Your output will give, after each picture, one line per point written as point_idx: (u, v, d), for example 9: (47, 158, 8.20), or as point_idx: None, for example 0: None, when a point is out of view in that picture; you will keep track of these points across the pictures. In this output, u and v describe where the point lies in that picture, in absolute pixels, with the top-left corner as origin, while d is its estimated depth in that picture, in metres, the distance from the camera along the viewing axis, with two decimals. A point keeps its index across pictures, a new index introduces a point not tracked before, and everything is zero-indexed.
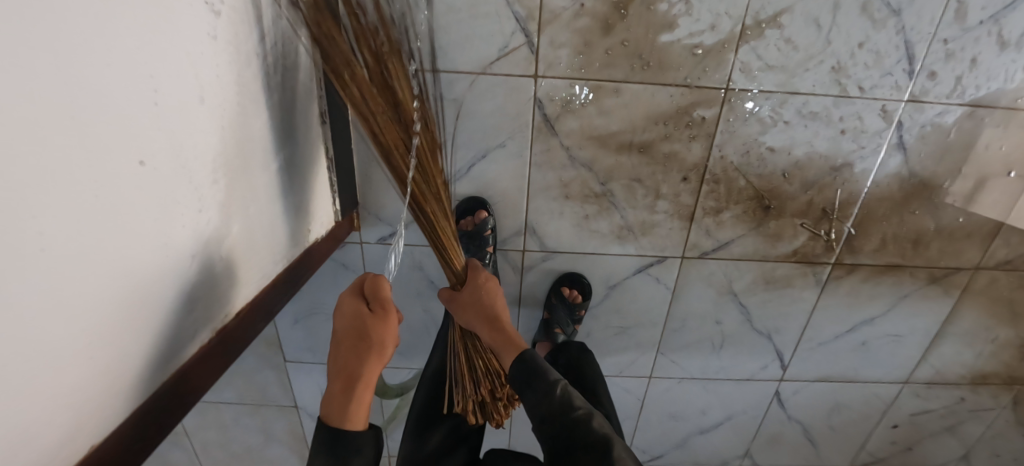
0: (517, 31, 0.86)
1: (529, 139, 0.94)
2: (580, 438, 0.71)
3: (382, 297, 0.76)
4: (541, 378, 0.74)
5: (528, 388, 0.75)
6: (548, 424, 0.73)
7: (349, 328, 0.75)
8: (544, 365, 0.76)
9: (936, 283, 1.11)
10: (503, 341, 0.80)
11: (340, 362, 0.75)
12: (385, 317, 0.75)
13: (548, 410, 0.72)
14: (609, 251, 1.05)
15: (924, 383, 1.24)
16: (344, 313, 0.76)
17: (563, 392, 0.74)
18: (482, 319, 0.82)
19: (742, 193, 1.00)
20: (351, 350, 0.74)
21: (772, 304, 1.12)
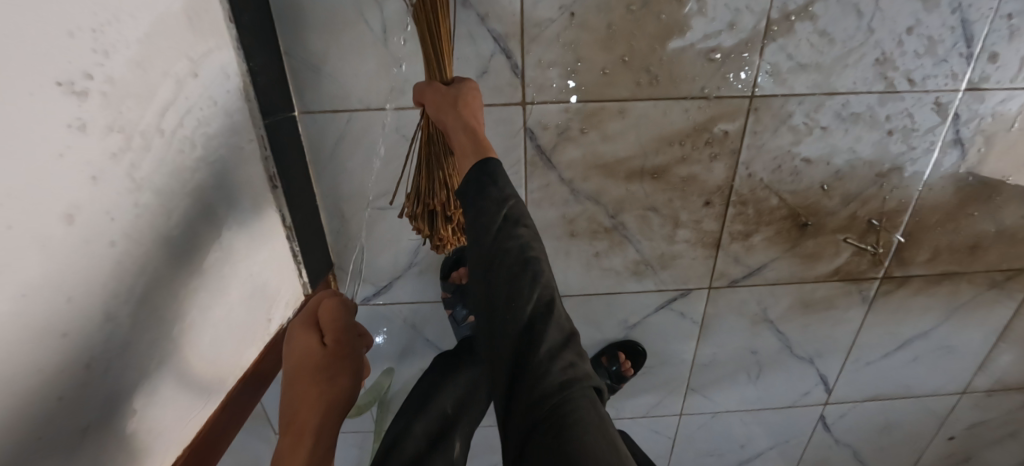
0: (497, 53, 0.72)
1: (522, 176, 0.81)
2: (513, 267, 0.54)
3: (336, 325, 0.66)
4: (497, 186, 0.55)
5: (475, 193, 0.55)
6: (480, 242, 0.54)
7: (298, 362, 0.63)
8: (504, 176, 0.56)
9: (996, 288, 0.98)
10: (471, 135, 0.58)
11: (287, 409, 0.61)
12: (339, 350, 0.64)
13: (486, 223, 0.53)
14: (626, 289, 0.92)
15: (984, 392, 1.12)
16: (294, 349, 0.64)
17: (511, 212, 0.55)
18: (453, 103, 0.58)
19: (775, 213, 0.86)
20: (300, 392, 0.61)
21: (812, 328, 0.99)
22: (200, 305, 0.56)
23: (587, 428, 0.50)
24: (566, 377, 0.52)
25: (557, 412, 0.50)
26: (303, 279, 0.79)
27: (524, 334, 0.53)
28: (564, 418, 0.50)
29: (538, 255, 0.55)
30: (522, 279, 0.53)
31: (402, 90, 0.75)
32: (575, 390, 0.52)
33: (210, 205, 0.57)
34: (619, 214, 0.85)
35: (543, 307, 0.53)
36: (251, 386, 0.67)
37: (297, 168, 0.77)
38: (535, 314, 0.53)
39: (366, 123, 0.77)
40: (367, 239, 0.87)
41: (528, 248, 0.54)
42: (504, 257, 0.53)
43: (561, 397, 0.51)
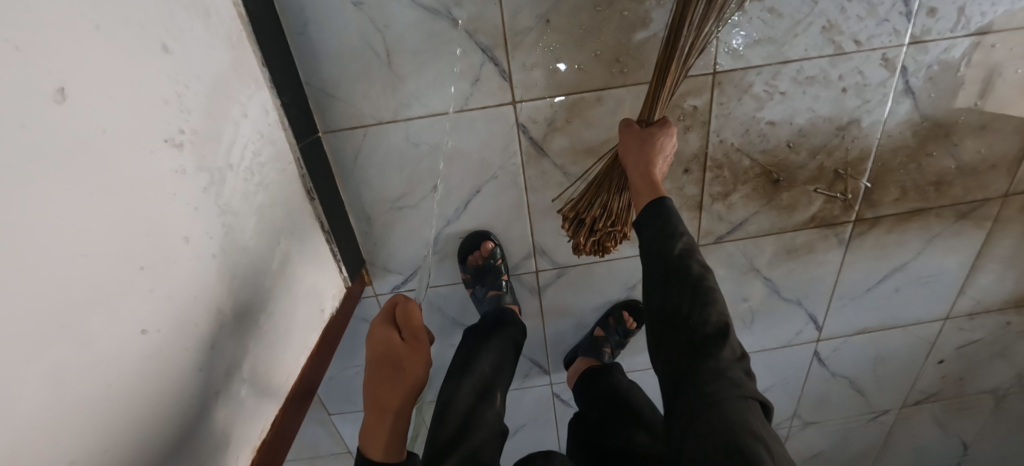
0: (485, 62, 0.83)
1: (520, 165, 0.92)
2: (691, 286, 0.68)
3: (411, 324, 0.79)
4: (672, 224, 0.71)
5: (652, 227, 0.72)
6: (666, 262, 0.70)
7: (384, 353, 0.79)
8: (676, 215, 0.72)
9: (964, 219, 1.07)
10: (648, 179, 0.74)
11: (374, 388, 0.79)
12: (414, 346, 0.79)
13: (667, 249, 0.70)
14: (624, 255, 1.04)
15: (966, 315, 1.22)
16: (377, 340, 0.79)
17: (686, 249, 0.70)
18: (645, 146, 0.74)
19: (750, 174, 0.96)
20: (382, 377, 0.79)
21: (796, 273, 1.10)
22: (274, 301, 0.69)
23: (747, 421, 0.60)
24: (734, 384, 0.63)
25: (728, 411, 0.61)
26: (342, 274, 0.92)
27: (701, 341, 0.66)
28: (734, 417, 0.60)
29: (713, 286, 0.69)
30: (699, 299, 0.67)
31: (408, 102, 0.87)
32: (742, 397, 0.62)
33: (271, 222, 0.70)
34: None
35: (717, 322, 0.67)
36: (318, 362, 0.80)
37: (327, 180, 0.90)
38: (712, 327, 0.66)
39: (381, 134, 0.89)
40: (392, 234, 1.00)
41: (705, 278, 0.69)
42: (684, 277, 0.69)
43: (731, 400, 0.62)
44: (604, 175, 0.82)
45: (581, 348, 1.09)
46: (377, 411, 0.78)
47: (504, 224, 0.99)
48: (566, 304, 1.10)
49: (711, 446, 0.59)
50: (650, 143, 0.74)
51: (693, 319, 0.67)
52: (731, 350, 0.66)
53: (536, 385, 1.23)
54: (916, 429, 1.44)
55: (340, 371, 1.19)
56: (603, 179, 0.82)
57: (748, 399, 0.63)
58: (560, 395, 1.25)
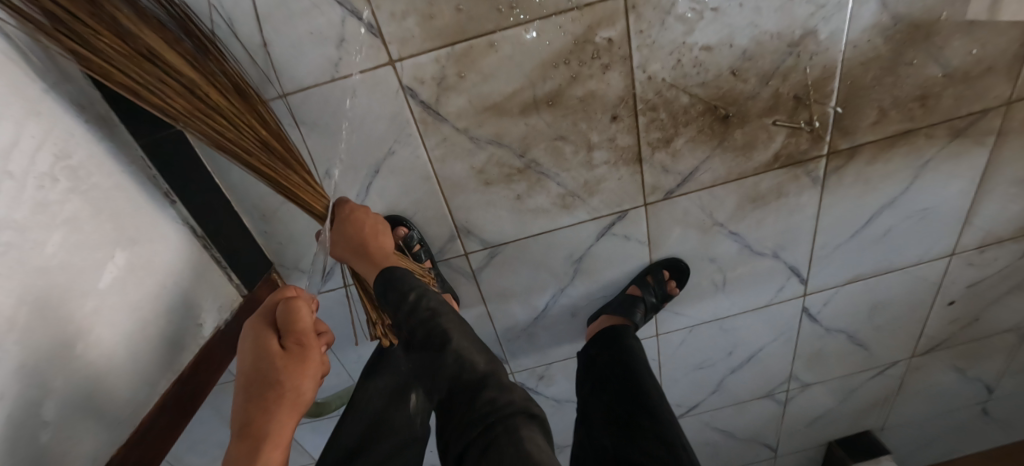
0: (346, 16, 0.70)
1: (418, 135, 0.80)
2: (431, 338, 0.71)
3: (297, 327, 0.70)
4: (398, 285, 0.74)
5: (387, 295, 0.75)
6: (406, 323, 0.72)
7: (257, 368, 0.69)
8: (405, 274, 0.76)
9: (961, 137, 0.91)
10: (369, 262, 0.78)
11: (248, 411, 0.67)
12: (298, 353, 0.70)
13: (403, 307, 0.72)
14: (561, 224, 0.90)
15: (975, 248, 1.07)
16: (253, 351, 0.70)
17: (420, 293, 0.74)
18: (360, 246, 0.78)
19: (692, 113, 0.81)
20: (257, 395, 0.67)
21: (767, 222, 0.96)
22: (134, 337, 0.67)
23: (514, 446, 0.61)
24: (495, 407, 0.65)
25: (499, 431, 0.63)
26: (235, 282, 0.84)
27: (455, 381, 0.68)
28: (501, 440, 0.62)
29: (449, 325, 0.72)
30: (442, 345, 0.70)
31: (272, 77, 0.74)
32: (507, 414, 0.65)
33: (95, 230, 0.62)
34: (528, 151, 0.82)
35: (461, 357, 0.69)
36: (193, 382, 0.75)
37: (199, 179, 0.79)
38: (458, 364, 0.69)
39: None
40: (294, 230, 0.88)
41: (437, 319, 0.72)
42: (426, 334, 0.71)
43: (498, 423, 0.64)
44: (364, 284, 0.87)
45: (612, 307, 0.99)
46: (250, 439, 0.64)
47: (416, 204, 0.87)
48: (507, 286, 0.98)
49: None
50: (359, 237, 0.78)
51: (447, 365, 0.69)
52: (490, 381, 0.68)
53: None
54: (931, 377, 1.31)
55: None
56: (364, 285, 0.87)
57: (521, 415, 0.65)
58: (526, 384, 1.14)
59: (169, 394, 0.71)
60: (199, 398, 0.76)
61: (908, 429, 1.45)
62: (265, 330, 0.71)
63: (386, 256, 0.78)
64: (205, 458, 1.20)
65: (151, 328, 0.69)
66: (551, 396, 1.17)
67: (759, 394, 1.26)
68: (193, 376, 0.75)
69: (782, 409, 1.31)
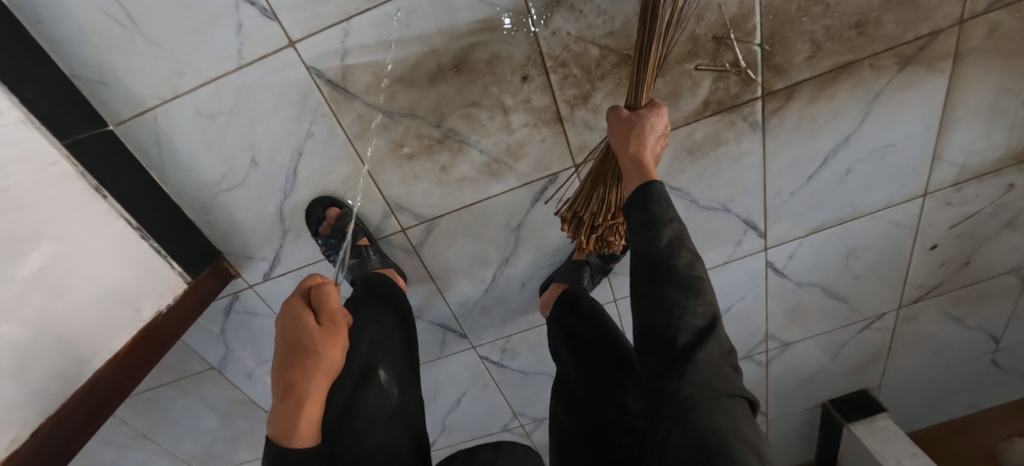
0: (240, 1, 0.72)
1: (333, 115, 0.81)
2: (676, 288, 0.57)
3: (328, 305, 0.61)
4: (661, 209, 0.62)
5: (638, 210, 0.63)
6: (645, 254, 0.60)
7: (290, 339, 0.60)
8: (667, 201, 0.63)
9: (912, 64, 0.85)
10: (635, 163, 0.67)
11: (285, 376, 0.59)
12: (334, 330, 0.61)
13: (652, 240, 0.60)
14: (492, 193, 0.90)
15: (950, 186, 1.00)
16: (289, 322, 0.60)
17: (673, 237, 0.60)
18: (630, 138, 0.68)
19: (606, 66, 0.79)
20: (295, 365, 0.59)
21: (710, 174, 0.92)
22: (64, 317, 0.67)
23: (732, 436, 0.50)
24: (716, 383, 0.53)
25: (709, 412, 0.51)
26: (178, 270, 0.86)
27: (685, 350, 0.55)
28: (711, 421, 0.51)
29: (702, 277, 0.58)
30: (680, 306, 0.56)
31: (183, 69, 0.77)
32: (723, 398, 0.53)
33: (22, 225, 0.64)
34: (444, 120, 0.82)
35: (707, 317, 0.56)
36: (129, 364, 0.76)
37: (131, 175, 0.82)
38: (696, 334, 0.55)
39: (173, 111, 0.81)
40: (234, 219, 0.91)
41: (691, 269, 0.58)
42: (665, 277, 0.58)
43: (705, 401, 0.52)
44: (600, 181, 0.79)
45: (556, 273, 0.98)
46: (291, 402, 0.58)
47: (344, 184, 0.88)
48: (450, 261, 0.98)
49: (683, 455, 0.50)
50: (634, 137, 0.68)
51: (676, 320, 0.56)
52: (716, 362, 0.55)
53: (456, 352, 1.12)
54: (928, 328, 1.24)
55: (254, 370, 1.13)
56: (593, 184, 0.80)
57: (736, 397, 0.54)
58: (490, 358, 1.14)
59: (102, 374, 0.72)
60: (136, 380, 0.78)
61: (913, 386, 1.37)
62: (301, 303, 0.61)
63: (651, 163, 0.68)
64: (195, 445, 1.26)
65: (87, 320, 0.71)
66: (518, 369, 1.17)
67: (737, 355, 1.22)
68: (128, 358, 0.76)
69: (765, 370, 1.26)
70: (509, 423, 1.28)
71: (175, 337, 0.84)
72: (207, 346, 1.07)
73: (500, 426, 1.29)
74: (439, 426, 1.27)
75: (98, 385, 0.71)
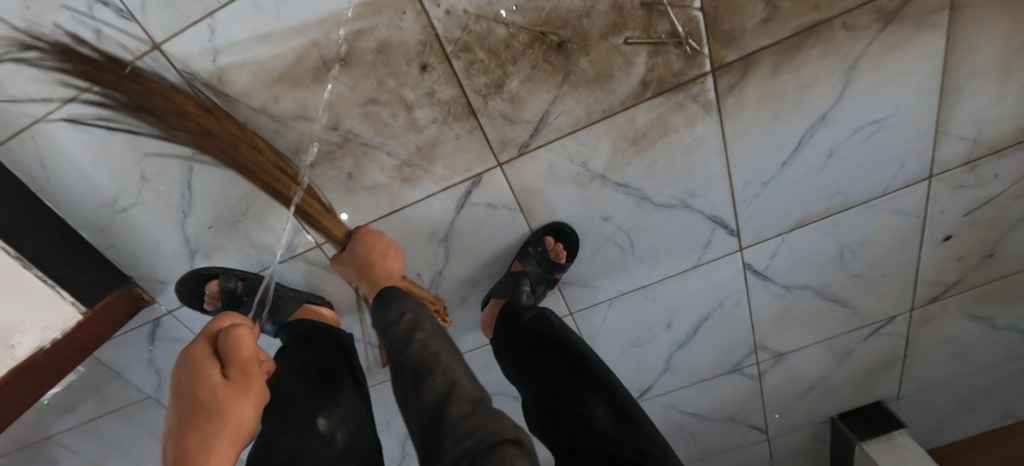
0: (92, 4, 0.64)
1: None
2: (411, 369, 0.55)
3: (238, 353, 0.58)
4: (392, 313, 0.66)
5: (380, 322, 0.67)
6: (395, 353, 0.60)
7: (190, 398, 0.55)
8: (398, 297, 0.69)
9: (897, 20, 0.70)
10: (370, 282, 0.75)
11: (181, 443, 0.52)
12: (242, 382, 0.57)
13: (394, 332, 0.63)
14: (410, 201, 0.80)
15: (962, 165, 0.84)
16: (189, 382, 0.57)
17: (409, 326, 0.63)
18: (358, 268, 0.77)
19: (516, 48, 0.68)
20: (188, 427, 0.53)
21: (661, 167, 0.79)
22: None
23: None
24: (474, 440, 0.45)
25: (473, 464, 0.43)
26: (71, 301, 0.79)
27: (437, 418, 0.49)
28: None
29: (437, 350, 0.58)
30: (420, 380, 0.53)
31: (49, 84, 0.70)
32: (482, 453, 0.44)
33: None
34: (341, 121, 0.73)
35: (448, 385, 0.52)
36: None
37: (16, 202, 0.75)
38: (437, 399, 0.50)
39: (49, 131, 0.73)
40: (138, 241, 0.84)
41: (426, 349, 0.58)
42: (400, 370, 0.57)
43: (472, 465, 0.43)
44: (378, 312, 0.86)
45: (496, 287, 0.86)
46: None
47: (248, 198, 0.81)
48: None
49: None
50: (364, 260, 0.76)
51: (422, 401, 0.51)
52: (468, 414, 0.48)
53: None
54: (949, 331, 1.07)
55: None
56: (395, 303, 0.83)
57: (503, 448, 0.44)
58: None
59: None
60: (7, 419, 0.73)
61: (937, 395, 1.20)
62: (208, 353, 0.59)
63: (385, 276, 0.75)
64: None
65: None
66: None
67: (723, 369, 1.07)
68: None
69: (758, 385, 1.11)
70: None
71: (61, 373, 0.78)
72: (138, 373, 1.01)
73: None
74: (399, 453, 1.17)
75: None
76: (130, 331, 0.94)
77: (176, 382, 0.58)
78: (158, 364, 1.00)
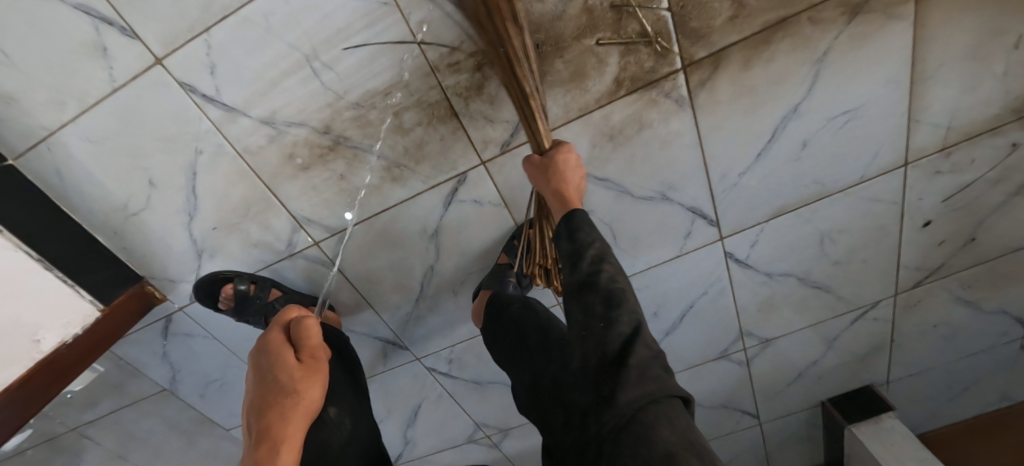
0: (99, 24, 0.69)
1: (217, 130, 0.78)
2: (601, 299, 0.59)
3: (309, 341, 0.68)
4: (584, 234, 0.63)
5: (564, 240, 0.64)
6: (573, 277, 0.62)
7: (271, 378, 0.67)
8: (590, 224, 0.64)
9: (863, 14, 0.71)
10: (556, 196, 0.68)
11: (263, 419, 0.64)
12: (312, 366, 0.68)
13: (580, 258, 0.62)
14: (400, 199, 0.84)
15: (937, 152, 0.86)
16: (271, 364, 0.68)
17: (598, 255, 0.62)
18: (549, 176, 0.69)
19: (492, 53, 0.72)
20: (272, 405, 0.65)
21: (639, 161, 0.82)
22: None
23: (671, 427, 0.54)
24: (651, 388, 0.55)
25: (651, 412, 0.54)
26: (90, 299, 0.85)
27: (619, 356, 0.57)
28: (649, 434, 0.53)
29: (626, 289, 0.61)
30: (608, 318, 0.59)
31: (63, 98, 0.75)
32: (658, 402, 0.55)
33: None
34: (331, 125, 0.77)
35: (634, 325, 0.59)
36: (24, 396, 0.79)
37: (35, 209, 0.81)
38: (623, 340, 0.58)
39: (65, 142, 0.78)
40: (147, 243, 0.89)
41: (615, 282, 0.60)
42: (593, 293, 0.60)
43: (647, 411, 0.54)
44: (537, 228, 0.81)
45: (485, 280, 0.91)
46: (268, 447, 0.61)
47: (246, 201, 0.85)
48: (373, 269, 0.93)
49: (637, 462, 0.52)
50: (554, 171, 0.68)
51: (609, 334, 0.58)
52: (648, 365, 0.57)
53: (401, 365, 1.08)
54: (936, 315, 1.08)
55: (205, 388, 1.13)
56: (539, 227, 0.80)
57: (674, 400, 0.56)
58: (437, 369, 1.09)
59: None
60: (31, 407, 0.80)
61: (928, 379, 1.21)
62: (281, 340, 0.70)
63: (574, 190, 0.68)
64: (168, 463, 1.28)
65: None
66: (470, 379, 1.11)
67: (710, 356, 1.10)
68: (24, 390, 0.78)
69: (747, 370, 1.14)
70: (474, 434, 1.23)
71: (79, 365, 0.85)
72: (155, 369, 1.07)
73: (466, 437, 1.23)
74: (401, 439, 1.22)
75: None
76: (143, 327, 1.00)
77: (257, 362, 0.70)
78: (172, 358, 1.06)
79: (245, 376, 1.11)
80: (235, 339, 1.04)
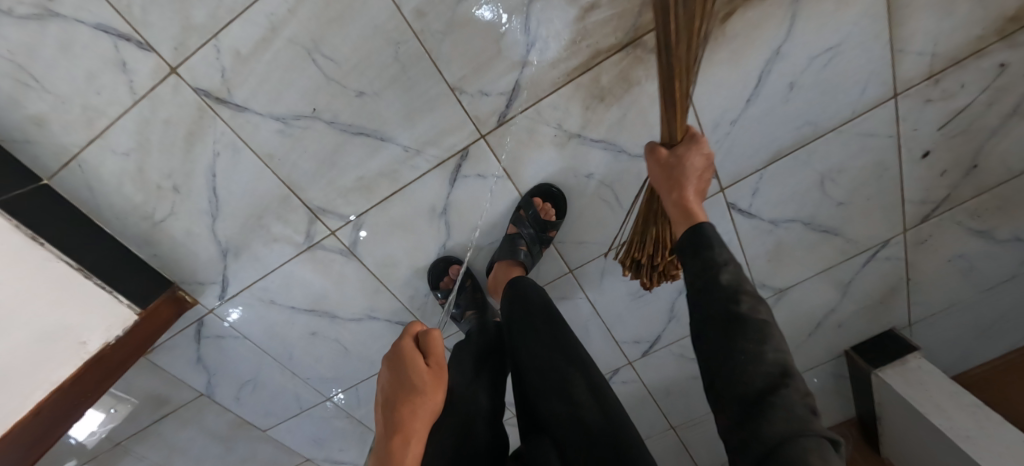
0: (118, 41, 0.75)
1: (232, 131, 0.83)
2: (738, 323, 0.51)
3: (433, 349, 0.61)
4: (715, 248, 0.57)
5: (692, 254, 0.58)
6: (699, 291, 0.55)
7: (400, 379, 0.60)
8: (720, 241, 0.58)
9: None
10: (679, 208, 0.65)
11: (393, 413, 0.58)
12: (436, 376, 0.60)
13: (711, 276, 0.55)
14: (409, 180, 0.89)
15: (926, 80, 0.86)
16: (395, 367, 0.61)
17: (735, 274, 0.55)
18: (673, 185, 0.66)
19: (480, 28, 0.76)
20: (401, 400, 0.59)
21: (632, 119, 0.85)
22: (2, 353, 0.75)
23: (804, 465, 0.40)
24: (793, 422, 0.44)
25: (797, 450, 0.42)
26: (127, 303, 0.90)
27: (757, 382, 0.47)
28: None
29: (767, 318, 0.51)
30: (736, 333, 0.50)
31: (91, 116, 0.81)
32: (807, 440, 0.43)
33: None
34: (338, 116, 0.82)
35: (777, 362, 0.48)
36: (77, 392, 0.83)
37: (72, 225, 0.86)
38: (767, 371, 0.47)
39: (96, 156, 0.84)
40: (175, 249, 0.95)
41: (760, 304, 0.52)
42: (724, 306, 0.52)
43: (793, 444, 0.42)
44: (646, 220, 0.81)
45: (499, 252, 0.96)
46: (397, 440, 0.55)
47: (265, 197, 0.90)
48: (390, 253, 0.97)
49: None
50: (677, 177, 0.67)
51: (741, 363, 0.49)
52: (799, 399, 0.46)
53: None
54: (949, 249, 1.07)
55: (240, 390, 1.17)
56: (645, 222, 0.81)
57: (822, 441, 0.44)
58: None
59: (48, 403, 0.79)
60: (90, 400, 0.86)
61: (953, 317, 1.20)
62: (411, 347, 0.62)
63: (697, 205, 0.65)
64: None
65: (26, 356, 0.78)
66: None
67: None
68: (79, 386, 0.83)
69: None
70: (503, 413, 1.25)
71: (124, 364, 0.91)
72: (192, 375, 1.12)
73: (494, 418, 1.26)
74: None
75: (45, 412, 0.79)
76: (176, 335, 1.05)
77: (386, 364, 0.63)
78: (209, 361, 1.11)
79: (278, 374, 1.16)
80: (266, 338, 1.08)
